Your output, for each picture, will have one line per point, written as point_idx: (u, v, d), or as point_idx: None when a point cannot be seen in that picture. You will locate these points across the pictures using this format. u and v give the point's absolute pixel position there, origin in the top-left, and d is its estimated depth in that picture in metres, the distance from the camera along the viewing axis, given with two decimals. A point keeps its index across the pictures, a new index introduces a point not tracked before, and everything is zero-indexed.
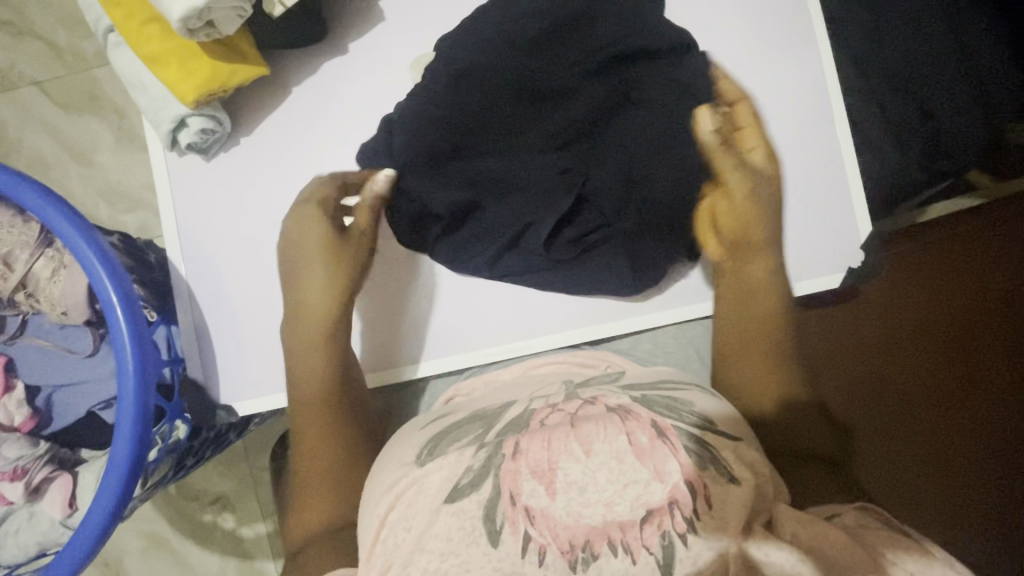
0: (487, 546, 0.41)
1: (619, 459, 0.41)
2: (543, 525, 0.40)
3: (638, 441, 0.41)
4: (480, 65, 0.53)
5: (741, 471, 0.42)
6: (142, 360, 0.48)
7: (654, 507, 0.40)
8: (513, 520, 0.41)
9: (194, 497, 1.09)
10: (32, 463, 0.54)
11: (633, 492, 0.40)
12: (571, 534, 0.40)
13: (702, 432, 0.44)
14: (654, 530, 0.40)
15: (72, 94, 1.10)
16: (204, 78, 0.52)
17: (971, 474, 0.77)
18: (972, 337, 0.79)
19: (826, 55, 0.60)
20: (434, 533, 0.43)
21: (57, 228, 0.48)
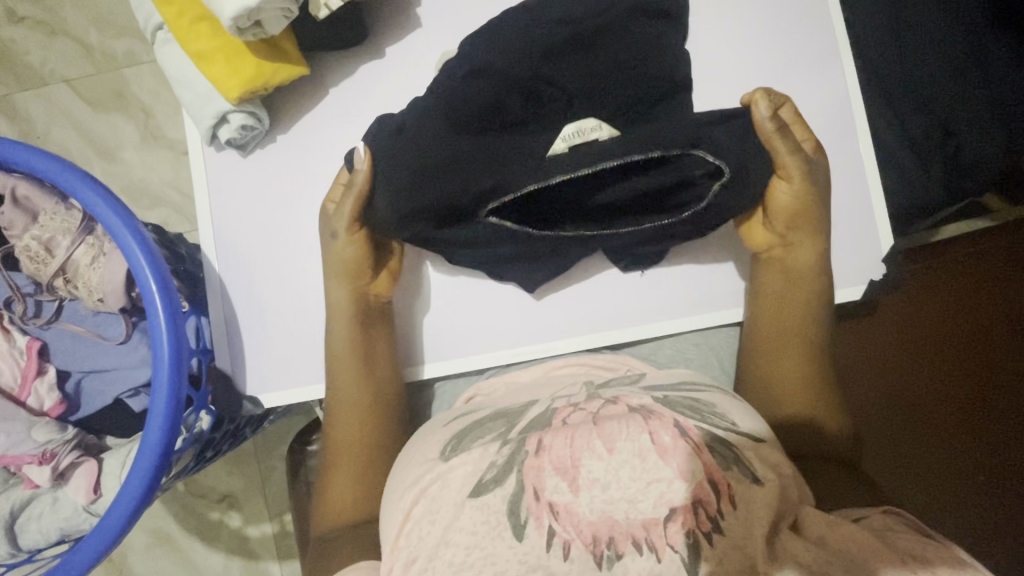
0: (512, 539, 0.41)
1: (642, 457, 0.41)
2: (566, 520, 0.41)
3: (661, 441, 0.42)
4: (496, 70, 0.55)
5: (764, 472, 0.43)
6: (177, 348, 0.49)
7: (677, 506, 0.40)
8: (537, 515, 0.42)
9: (202, 494, 1.09)
10: (60, 448, 0.55)
11: (656, 490, 0.40)
12: (594, 529, 0.40)
13: (724, 433, 0.44)
14: (678, 528, 0.40)
15: (101, 93, 1.12)
16: (248, 77, 0.54)
17: (1007, 490, 0.74)
18: (998, 350, 0.78)
19: (851, 73, 0.61)
20: (460, 526, 0.43)
21: (101, 217, 0.49)
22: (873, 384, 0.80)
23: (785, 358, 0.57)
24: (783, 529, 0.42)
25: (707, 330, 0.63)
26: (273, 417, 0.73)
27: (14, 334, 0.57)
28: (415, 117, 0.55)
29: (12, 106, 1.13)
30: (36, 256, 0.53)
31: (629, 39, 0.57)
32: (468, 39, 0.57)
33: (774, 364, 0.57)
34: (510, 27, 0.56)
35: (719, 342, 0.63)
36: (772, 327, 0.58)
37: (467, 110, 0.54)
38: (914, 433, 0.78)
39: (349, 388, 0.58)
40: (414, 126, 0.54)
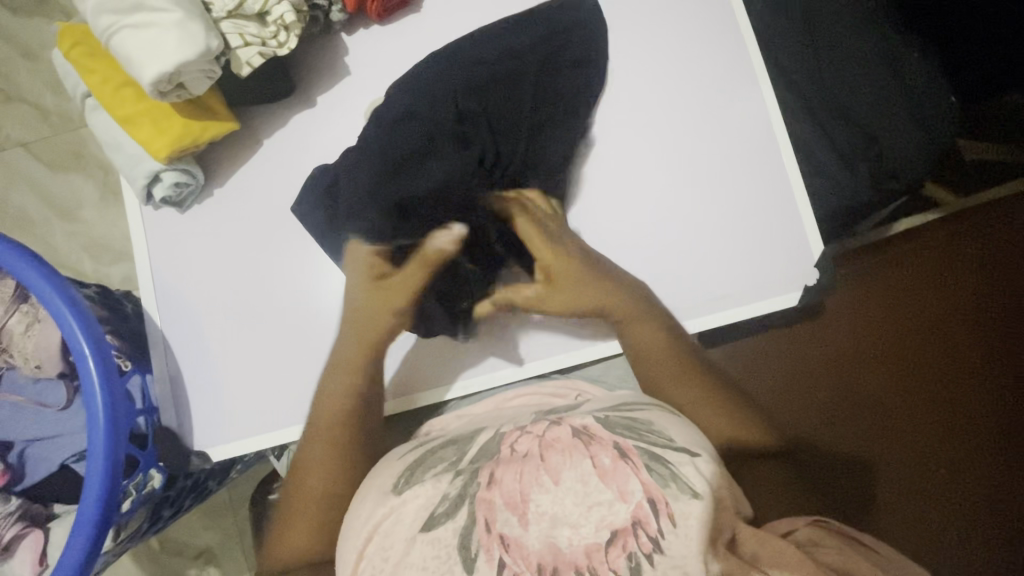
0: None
1: (584, 481, 0.42)
2: (516, 552, 0.41)
3: (602, 464, 0.42)
4: (424, 113, 0.56)
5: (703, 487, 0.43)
6: (113, 409, 0.49)
7: (619, 528, 0.41)
8: (488, 548, 0.41)
9: (178, 551, 1.06)
10: (3, 521, 0.54)
11: (598, 513, 0.41)
12: (541, 558, 0.40)
13: (661, 449, 0.45)
14: (620, 552, 0.40)
15: (58, 153, 1.13)
16: (176, 136, 0.55)
17: (950, 477, 0.79)
18: (933, 344, 0.81)
19: (767, 87, 0.63)
20: (412, 562, 0.43)
21: (32, 284, 0.50)
22: (826, 392, 0.80)
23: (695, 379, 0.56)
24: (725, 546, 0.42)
25: None
26: (237, 468, 0.73)
27: None
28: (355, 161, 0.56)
29: None
30: None
31: (549, 73, 0.59)
32: (400, 84, 0.60)
33: (682, 387, 0.56)
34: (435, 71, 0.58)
35: None
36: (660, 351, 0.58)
37: (397, 155, 0.55)
38: (868, 436, 0.79)
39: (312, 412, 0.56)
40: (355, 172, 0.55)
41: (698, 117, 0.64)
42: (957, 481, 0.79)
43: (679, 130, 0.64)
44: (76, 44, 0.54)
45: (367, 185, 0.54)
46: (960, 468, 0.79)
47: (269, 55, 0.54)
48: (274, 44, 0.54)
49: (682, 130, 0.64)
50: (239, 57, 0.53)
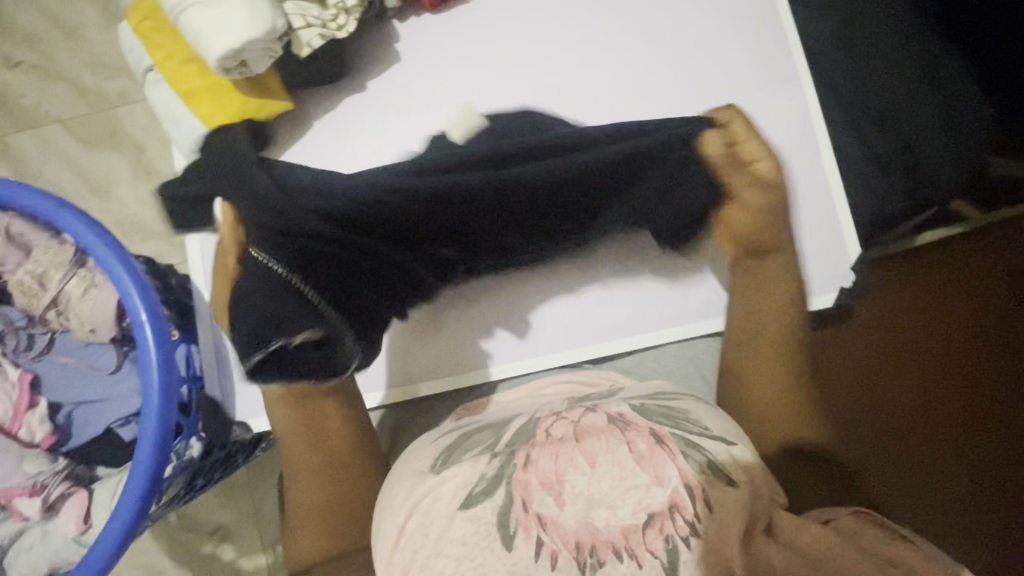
0: (502, 551, 0.42)
1: (621, 466, 0.43)
2: (554, 531, 0.42)
3: (637, 449, 0.43)
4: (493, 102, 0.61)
5: (740, 474, 0.44)
6: (167, 373, 0.51)
7: (656, 512, 0.41)
8: (526, 526, 0.42)
9: (194, 527, 1.08)
10: (51, 478, 0.56)
11: (635, 496, 0.42)
12: (578, 536, 0.41)
13: (697, 437, 0.46)
14: (657, 533, 0.41)
15: (94, 131, 1.15)
16: (235, 112, 0.56)
17: (970, 486, 0.79)
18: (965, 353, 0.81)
19: (809, 90, 0.65)
20: (451, 537, 0.44)
21: (93, 249, 0.51)
22: (850, 395, 0.81)
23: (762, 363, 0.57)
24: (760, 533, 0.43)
25: (687, 342, 0.65)
26: (266, 444, 0.74)
27: (6, 367, 0.58)
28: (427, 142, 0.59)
29: (7, 147, 1.16)
30: (29, 290, 0.55)
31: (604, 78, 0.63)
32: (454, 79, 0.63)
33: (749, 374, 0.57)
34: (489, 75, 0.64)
35: (699, 353, 0.65)
36: (761, 326, 0.59)
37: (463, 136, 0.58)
38: (888, 440, 0.80)
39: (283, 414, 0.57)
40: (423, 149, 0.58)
41: None
42: (977, 490, 0.79)
43: None
44: (145, 20, 0.56)
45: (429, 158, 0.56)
46: (981, 478, 0.79)
47: (328, 36, 0.56)
48: (333, 26, 0.56)
49: None
50: (301, 37, 0.55)
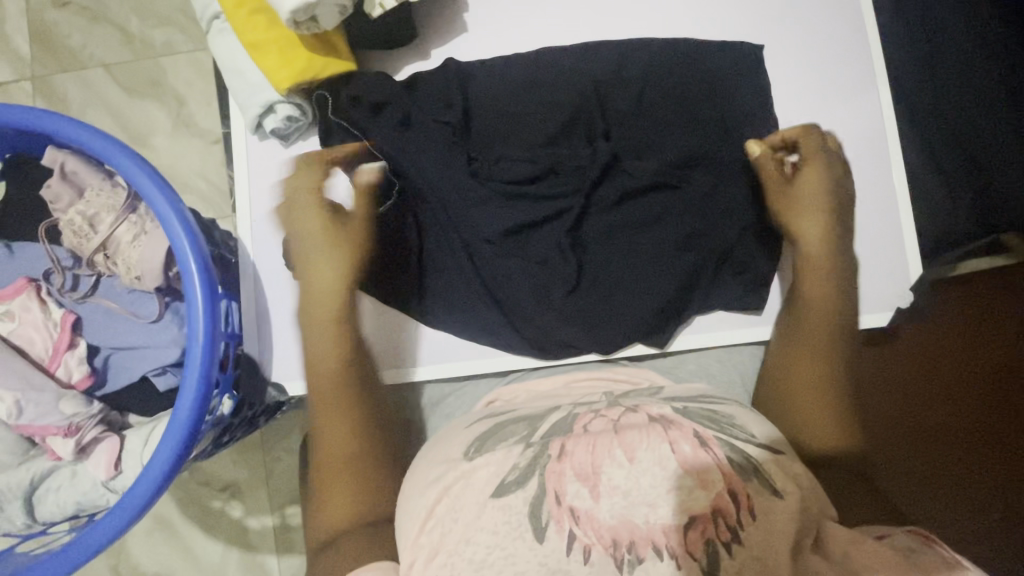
0: (533, 542, 0.41)
1: (662, 465, 0.42)
2: (587, 525, 0.41)
3: (681, 450, 0.42)
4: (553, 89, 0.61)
5: (787, 486, 0.43)
6: (212, 328, 0.50)
7: (698, 513, 0.40)
8: (558, 518, 0.41)
9: (205, 482, 1.09)
10: (85, 421, 0.55)
11: (677, 497, 0.41)
12: (615, 533, 0.41)
13: (742, 444, 0.44)
14: (697, 536, 0.40)
15: (137, 78, 1.14)
16: (299, 69, 0.55)
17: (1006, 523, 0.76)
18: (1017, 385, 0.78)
19: (887, 101, 0.62)
20: (481, 525, 0.42)
21: (148, 195, 0.50)
22: (891, 413, 0.78)
23: (809, 367, 0.53)
24: (806, 548, 0.42)
25: (730, 348, 0.63)
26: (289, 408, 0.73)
27: (49, 305, 0.58)
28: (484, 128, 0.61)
29: (50, 86, 1.15)
30: (80, 231, 0.54)
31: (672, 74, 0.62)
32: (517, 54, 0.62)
33: (793, 379, 0.54)
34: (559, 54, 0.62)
35: (741, 359, 0.63)
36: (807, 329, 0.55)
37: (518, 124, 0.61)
38: (923, 465, 0.78)
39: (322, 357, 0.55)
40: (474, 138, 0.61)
41: (809, 124, 0.63)
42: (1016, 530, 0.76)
43: None
44: None
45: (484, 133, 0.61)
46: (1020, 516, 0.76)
47: None
48: None
49: None
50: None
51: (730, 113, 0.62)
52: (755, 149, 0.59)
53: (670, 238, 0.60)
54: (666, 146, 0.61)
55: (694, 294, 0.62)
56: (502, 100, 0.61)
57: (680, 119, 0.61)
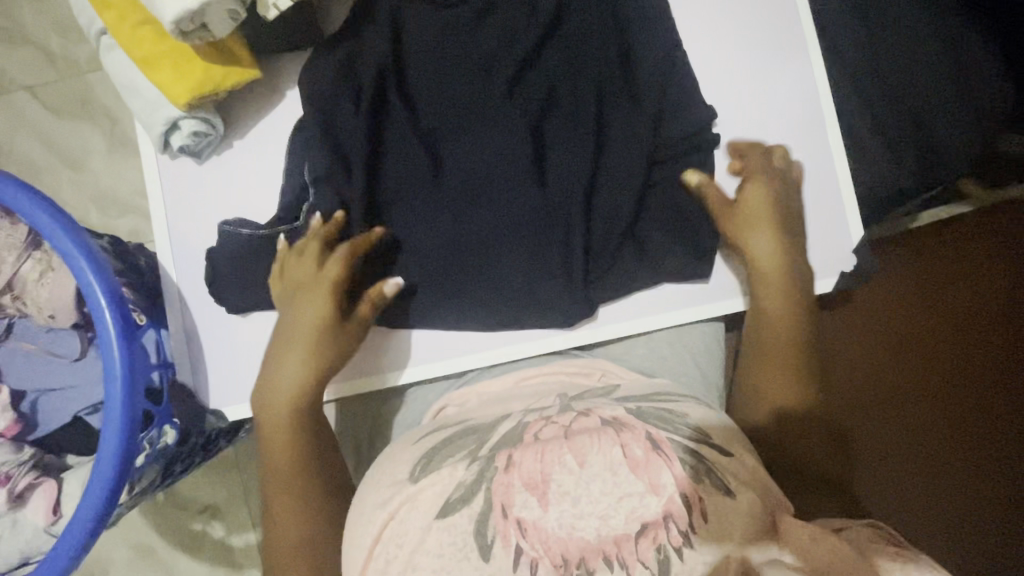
0: (478, 561, 0.39)
1: (613, 471, 0.39)
2: (535, 537, 0.38)
3: (632, 454, 0.40)
4: (472, 104, 0.59)
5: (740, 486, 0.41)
6: (131, 365, 0.48)
7: (648, 521, 0.38)
8: (505, 533, 0.39)
9: (183, 506, 1.07)
10: (16, 469, 0.53)
11: (627, 506, 0.38)
12: (564, 547, 0.38)
13: (698, 445, 0.42)
14: (649, 543, 0.38)
15: (66, 99, 1.09)
16: (196, 83, 0.52)
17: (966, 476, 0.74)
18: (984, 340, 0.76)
19: (816, 64, 0.61)
20: (426, 548, 0.40)
21: (49, 234, 0.48)
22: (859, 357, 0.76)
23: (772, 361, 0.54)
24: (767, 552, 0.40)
25: (682, 327, 0.61)
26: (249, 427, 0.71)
27: None
28: (402, 164, 0.58)
29: None
30: None
31: (577, 80, 0.60)
32: (431, 29, 0.59)
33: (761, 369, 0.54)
34: (477, 36, 0.59)
35: (693, 339, 0.61)
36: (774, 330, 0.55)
37: (422, 161, 0.58)
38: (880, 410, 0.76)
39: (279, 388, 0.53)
40: (399, 167, 0.58)
41: (742, 94, 0.62)
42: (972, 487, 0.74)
43: (720, 107, 0.62)
44: None
45: (400, 174, 0.58)
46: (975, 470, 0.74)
47: None
48: None
49: (721, 107, 0.62)
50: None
51: (644, 89, 0.59)
52: (694, 179, 0.58)
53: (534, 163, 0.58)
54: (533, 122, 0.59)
55: (622, 276, 0.59)
56: (438, 78, 0.59)
57: (588, 122, 0.59)
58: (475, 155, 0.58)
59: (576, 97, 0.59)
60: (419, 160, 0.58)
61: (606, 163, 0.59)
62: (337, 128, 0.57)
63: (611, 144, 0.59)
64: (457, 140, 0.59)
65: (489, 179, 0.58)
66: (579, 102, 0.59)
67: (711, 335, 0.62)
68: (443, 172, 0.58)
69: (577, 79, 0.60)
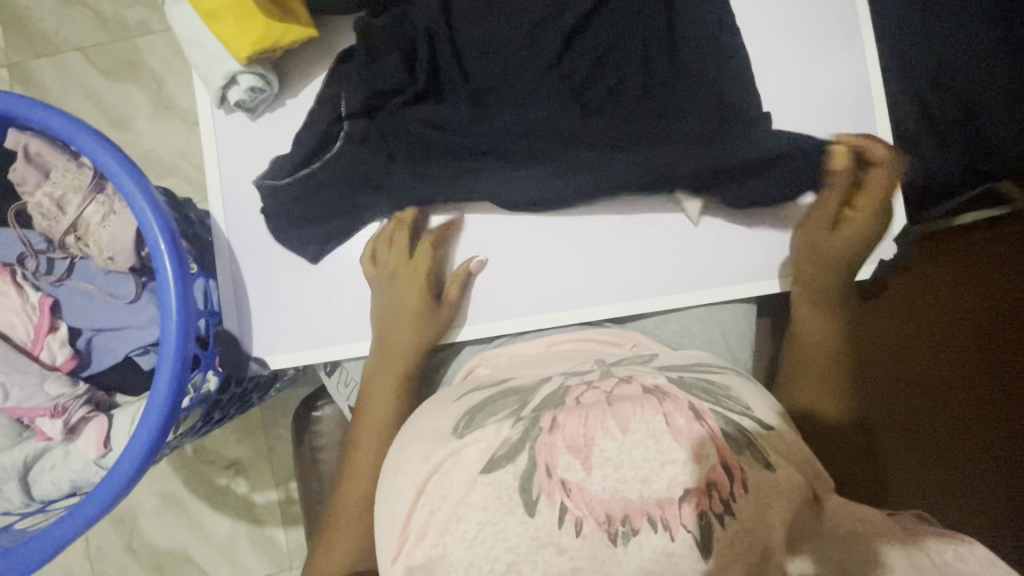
0: (524, 516, 0.40)
1: (656, 438, 0.40)
2: (579, 497, 0.39)
3: (675, 423, 0.40)
4: (518, 70, 0.59)
5: (778, 459, 0.42)
6: (185, 308, 0.50)
7: (692, 487, 0.39)
8: (549, 492, 0.40)
9: (210, 461, 1.11)
10: (72, 402, 0.56)
11: (670, 471, 0.39)
12: (608, 507, 0.39)
13: (737, 416, 0.43)
14: (692, 509, 0.38)
15: (114, 61, 1.12)
16: (256, 39, 0.53)
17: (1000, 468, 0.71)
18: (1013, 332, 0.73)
19: (869, 46, 0.60)
20: (471, 501, 0.41)
21: (115, 176, 0.50)
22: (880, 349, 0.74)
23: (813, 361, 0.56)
24: (802, 523, 0.40)
25: (715, 306, 0.62)
26: (282, 382, 0.74)
27: (26, 290, 0.59)
28: (439, 124, 0.58)
29: (26, 74, 1.13)
30: (47, 213, 0.54)
31: (625, 49, 0.59)
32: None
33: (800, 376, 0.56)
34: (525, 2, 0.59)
35: (726, 318, 0.62)
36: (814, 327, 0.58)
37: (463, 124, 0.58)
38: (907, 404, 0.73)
39: (385, 359, 0.58)
40: (439, 126, 0.58)
41: (790, 76, 0.62)
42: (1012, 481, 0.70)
43: (766, 87, 0.62)
44: None
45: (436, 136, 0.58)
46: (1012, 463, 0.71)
47: None
48: None
49: (767, 87, 0.62)
50: None
51: (693, 63, 0.59)
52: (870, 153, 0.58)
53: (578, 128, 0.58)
54: (578, 92, 0.59)
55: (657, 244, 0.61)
56: (485, 41, 0.59)
57: (634, 93, 0.59)
58: (514, 119, 0.58)
59: (622, 66, 0.59)
60: (458, 122, 0.58)
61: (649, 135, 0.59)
62: (386, 90, 0.58)
63: (656, 116, 0.59)
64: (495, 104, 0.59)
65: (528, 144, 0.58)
66: (626, 71, 0.59)
67: (743, 315, 0.63)
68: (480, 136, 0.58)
69: (627, 47, 0.59)
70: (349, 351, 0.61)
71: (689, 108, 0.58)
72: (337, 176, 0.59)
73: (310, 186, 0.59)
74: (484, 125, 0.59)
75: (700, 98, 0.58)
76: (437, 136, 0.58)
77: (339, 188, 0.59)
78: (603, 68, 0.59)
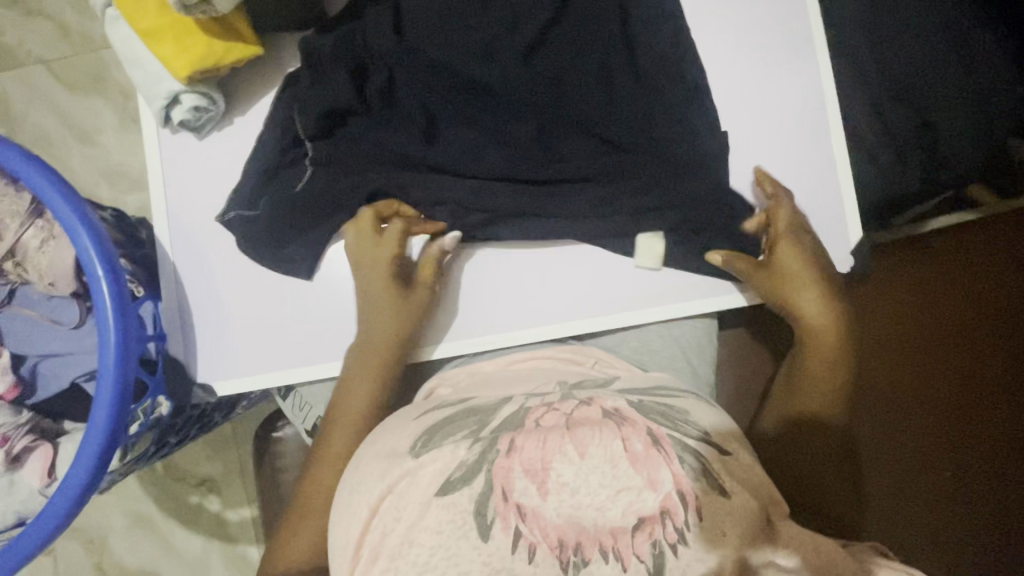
0: (477, 540, 0.39)
1: (613, 464, 0.39)
2: (533, 523, 0.38)
3: (633, 448, 0.40)
4: (475, 87, 0.59)
5: (732, 482, 0.41)
6: (124, 335, 0.49)
7: (646, 516, 0.38)
8: (504, 516, 0.39)
9: (181, 478, 1.09)
10: (13, 432, 0.55)
11: (626, 498, 0.38)
12: (561, 534, 0.38)
13: (698, 441, 0.42)
14: (645, 538, 0.38)
15: (77, 74, 1.10)
16: (197, 57, 0.52)
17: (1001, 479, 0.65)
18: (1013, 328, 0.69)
19: (823, 58, 0.60)
20: (424, 526, 0.40)
21: (49, 201, 0.49)
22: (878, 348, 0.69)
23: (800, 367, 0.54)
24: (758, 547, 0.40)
25: (676, 322, 0.60)
26: (245, 403, 0.72)
27: None
28: (399, 143, 0.59)
29: None
30: None
31: (581, 63, 0.59)
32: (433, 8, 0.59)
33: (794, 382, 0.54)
34: (480, 17, 0.59)
35: (683, 333, 0.60)
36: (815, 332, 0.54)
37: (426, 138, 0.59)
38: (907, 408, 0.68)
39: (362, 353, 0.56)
40: (401, 145, 0.58)
41: (747, 88, 0.61)
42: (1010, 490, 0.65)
43: (724, 100, 0.61)
44: None
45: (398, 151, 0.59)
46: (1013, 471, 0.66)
47: None
48: None
49: (726, 100, 0.61)
50: None
51: (649, 77, 0.58)
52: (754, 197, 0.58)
53: (539, 146, 0.59)
54: (536, 107, 0.59)
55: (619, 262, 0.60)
56: (440, 58, 0.58)
57: (591, 108, 0.59)
58: (477, 137, 0.59)
59: (579, 79, 0.59)
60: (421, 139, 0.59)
61: (608, 150, 0.59)
62: (339, 107, 0.57)
63: (614, 130, 0.58)
64: (455, 120, 0.59)
65: (492, 161, 0.58)
66: (584, 85, 0.59)
67: (701, 329, 0.61)
68: (443, 152, 0.59)
69: (583, 62, 0.59)
70: (307, 372, 0.59)
71: (644, 122, 0.58)
72: (290, 195, 0.58)
73: (263, 205, 0.58)
74: (442, 142, 0.59)
75: (657, 112, 0.58)
76: (399, 152, 0.59)
77: (293, 207, 0.58)
78: (561, 82, 0.59)
